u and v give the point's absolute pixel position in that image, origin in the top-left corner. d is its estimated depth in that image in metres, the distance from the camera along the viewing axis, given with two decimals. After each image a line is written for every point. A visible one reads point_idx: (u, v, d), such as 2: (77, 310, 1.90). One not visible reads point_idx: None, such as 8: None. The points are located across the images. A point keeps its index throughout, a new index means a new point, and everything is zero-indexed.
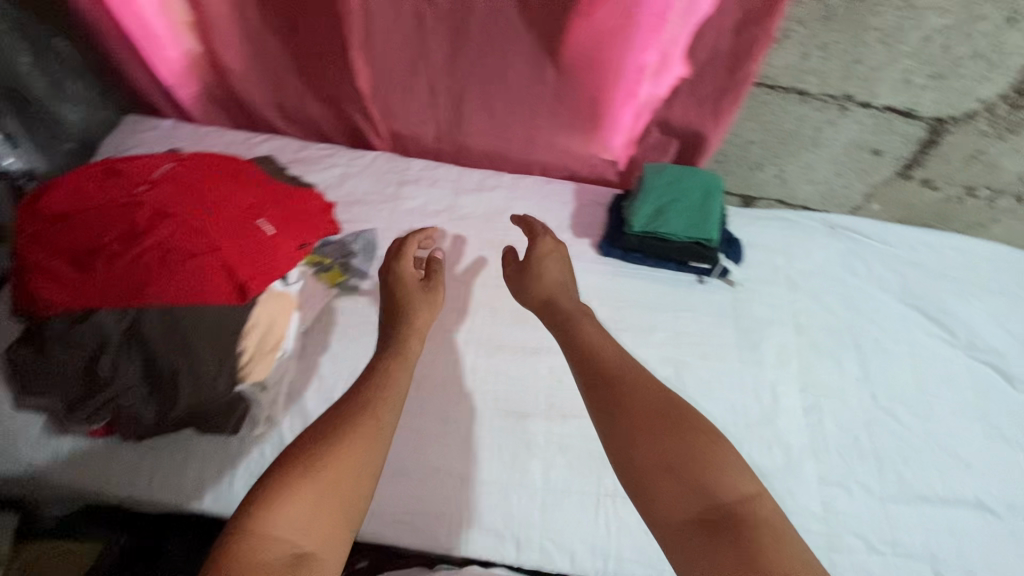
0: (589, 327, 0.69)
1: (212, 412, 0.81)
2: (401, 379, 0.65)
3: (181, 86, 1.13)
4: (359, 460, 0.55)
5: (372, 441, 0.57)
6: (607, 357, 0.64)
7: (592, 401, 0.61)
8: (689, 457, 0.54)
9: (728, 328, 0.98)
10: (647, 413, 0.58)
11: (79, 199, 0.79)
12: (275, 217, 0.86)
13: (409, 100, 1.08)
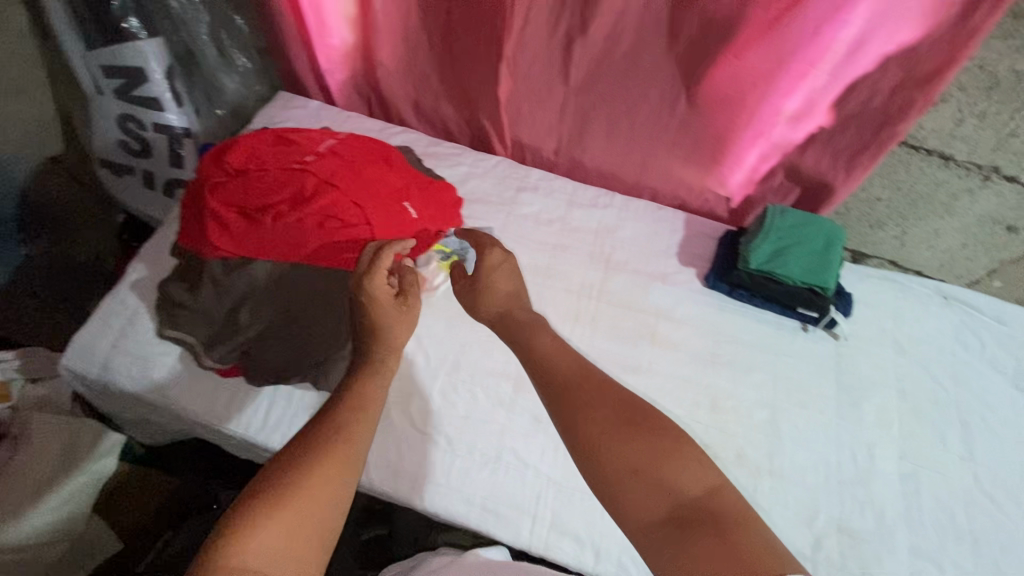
0: (543, 335, 0.69)
1: (330, 373, 0.88)
2: (373, 392, 0.63)
3: (335, 72, 1.26)
4: (336, 485, 0.52)
5: (344, 465, 0.54)
6: (557, 370, 0.63)
7: (554, 410, 0.60)
8: (647, 453, 0.54)
9: (829, 381, 1.01)
10: (607, 414, 0.57)
11: (251, 156, 0.89)
12: (418, 202, 0.94)
13: (538, 113, 1.20)
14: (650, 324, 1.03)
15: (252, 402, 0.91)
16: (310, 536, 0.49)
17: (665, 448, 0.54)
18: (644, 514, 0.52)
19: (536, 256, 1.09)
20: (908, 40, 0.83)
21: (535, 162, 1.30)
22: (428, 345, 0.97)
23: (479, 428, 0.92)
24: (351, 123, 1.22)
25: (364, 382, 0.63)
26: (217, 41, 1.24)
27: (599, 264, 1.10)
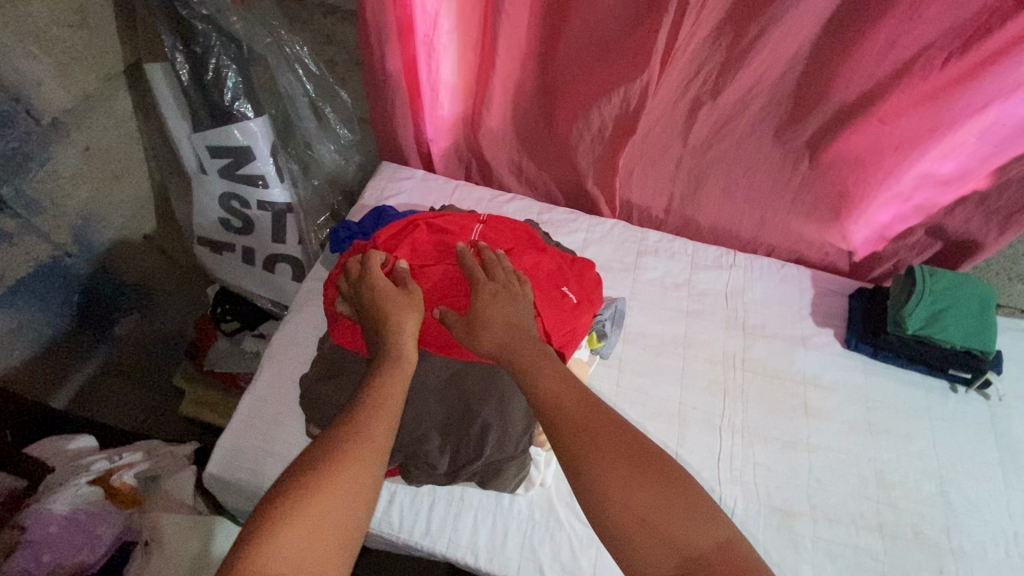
0: (544, 376, 0.71)
1: (504, 473, 0.85)
2: (395, 389, 0.71)
3: (438, 139, 1.24)
4: (363, 481, 0.60)
5: (370, 459, 0.62)
6: (560, 404, 0.67)
7: (563, 459, 0.63)
8: (653, 499, 0.58)
9: (990, 445, 0.98)
10: (620, 463, 0.61)
11: (410, 253, 0.91)
12: (574, 284, 0.90)
13: (653, 175, 1.17)
14: (799, 393, 1.01)
15: (413, 503, 0.88)
16: (339, 522, 0.56)
17: (664, 496, 0.59)
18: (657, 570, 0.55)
19: (672, 326, 1.07)
20: None
21: (642, 220, 1.27)
22: None
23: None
24: (460, 192, 1.21)
25: (386, 379, 0.72)
26: (317, 111, 1.24)
27: (734, 331, 1.07)
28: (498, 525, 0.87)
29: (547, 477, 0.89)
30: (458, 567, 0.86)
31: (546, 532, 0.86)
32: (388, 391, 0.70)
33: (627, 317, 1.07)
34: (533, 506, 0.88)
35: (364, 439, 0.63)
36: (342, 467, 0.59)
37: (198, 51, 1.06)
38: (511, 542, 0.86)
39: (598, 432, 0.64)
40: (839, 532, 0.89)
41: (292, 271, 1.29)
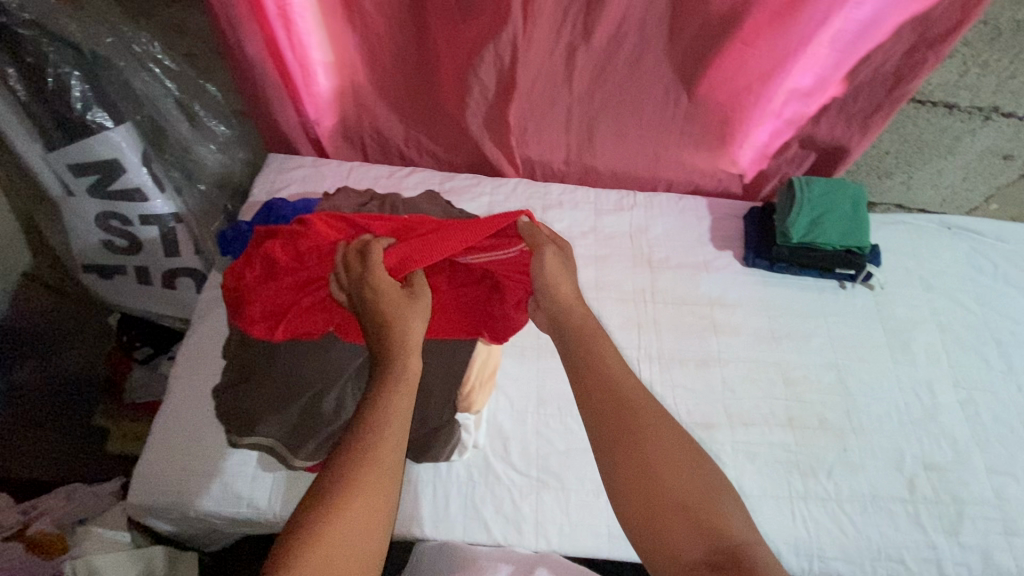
0: (608, 351, 0.64)
1: (436, 444, 0.87)
2: (397, 409, 0.57)
3: (323, 119, 1.20)
4: (366, 534, 0.51)
5: (372, 509, 0.52)
6: (618, 380, 0.61)
7: (601, 431, 0.59)
8: (698, 485, 0.56)
9: (878, 330, 1.08)
10: (666, 451, 0.57)
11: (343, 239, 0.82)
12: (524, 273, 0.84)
13: (546, 129, 1.18)
14: (707, 314, 1.07)
15: None
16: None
17: (704, 484, 0.56)
18: (680, 553, 0.53)
19: (583, 273, 1.10)
20: (921, 9, 0.89)
21: (546, 175, 1.28)
22: (506, 387, 0.97)
23: (582, 457, 0.92)
24: (355, 174, 1.18)
25: (386, 402, 0.58)
26: (186, 109, 1.17)
27: (642, 267, 1.12)
28: (438, 494, 0.88)
29: (479, 437, 0.90)
30: (407, 540, 0.87)
31: (486, 490, 0.89)
32: (389, 415, 0.57)
33: None
34: (470, 469, 0.90)
35: (364, 488, 0.52)
36: (340, 528, 0.50)
37: (30, 61, 0.95)
38: (453, 505, 0.87)
39: (648, 415, 0.59)
40: (755, 433, 0.96)
41: (194, 283, 1.24)
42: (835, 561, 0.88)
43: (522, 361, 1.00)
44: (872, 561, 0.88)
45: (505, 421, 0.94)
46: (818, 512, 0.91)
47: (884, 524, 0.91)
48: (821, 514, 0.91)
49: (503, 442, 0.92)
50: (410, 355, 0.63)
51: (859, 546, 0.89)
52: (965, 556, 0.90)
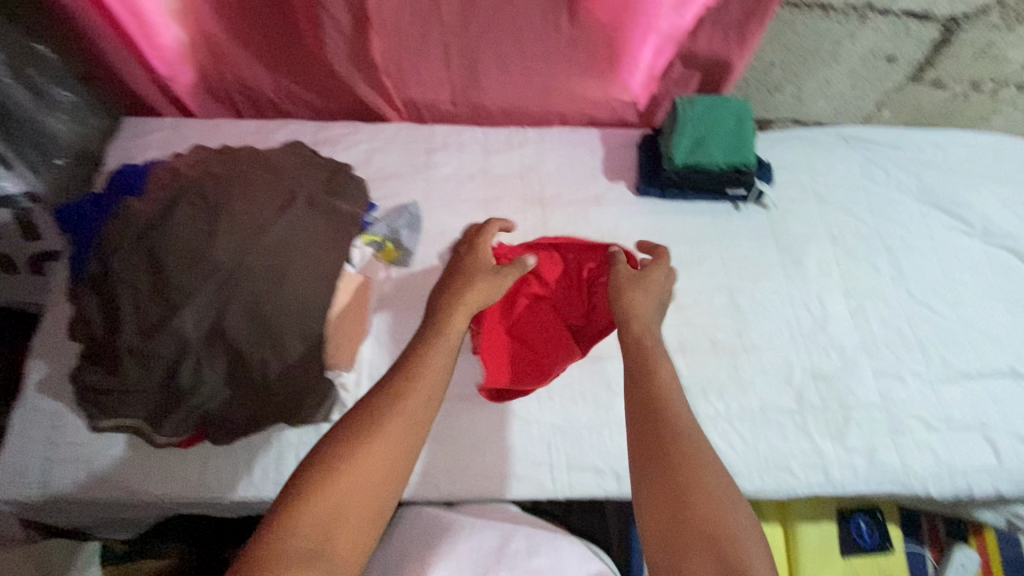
0: (666, 374, 0.70)
1: (304, 402, 0.82)
2: (441, 368, 0.69)
3: (180, 74, 1.11)
4: (395, 453, 0.61)
5: (406, 435, 0.62)
6: (668, 401, 0.66)
7: (643, 446, 0.64)
8: (728, 521, 0.57)
9: (771, 248, 1.07)
10: (696, 472, 0.60)
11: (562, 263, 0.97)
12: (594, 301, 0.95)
13: (423, 67, 1.10)
14: None
15: (230, 462, 0.86)
16: (370, 491, 0.59)
17: (734, 522, 0.57)
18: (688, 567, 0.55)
19: (471, 217, 1.04)
20: None
21: (435, 118, 1.21)
22: (391, 341, 0.93)
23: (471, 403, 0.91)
24: (220, 133, 1.09)
25: (426, 355, 0.70)
26: (23, 78, 0.98)
27: (533, 205, 1.08)
28: None
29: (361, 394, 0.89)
30: None
31: None
32: (429, 367, 0.69)
33: (424, 220, 1.03)
34: None
35: (401, 416, 0.63)
36: (375, 447, 0.61)
37: None
38: None
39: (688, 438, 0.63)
40: None
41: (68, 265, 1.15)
42: None
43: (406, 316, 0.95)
44: (759, 473, 0.90)
45: None
46: (709, 432, 0.92)
47: (773, 437, 0.92)
48: (710, 433, 0.92)
49: None
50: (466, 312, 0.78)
51: (748, 460, 0.91)
52: (850, 459, 0.92)
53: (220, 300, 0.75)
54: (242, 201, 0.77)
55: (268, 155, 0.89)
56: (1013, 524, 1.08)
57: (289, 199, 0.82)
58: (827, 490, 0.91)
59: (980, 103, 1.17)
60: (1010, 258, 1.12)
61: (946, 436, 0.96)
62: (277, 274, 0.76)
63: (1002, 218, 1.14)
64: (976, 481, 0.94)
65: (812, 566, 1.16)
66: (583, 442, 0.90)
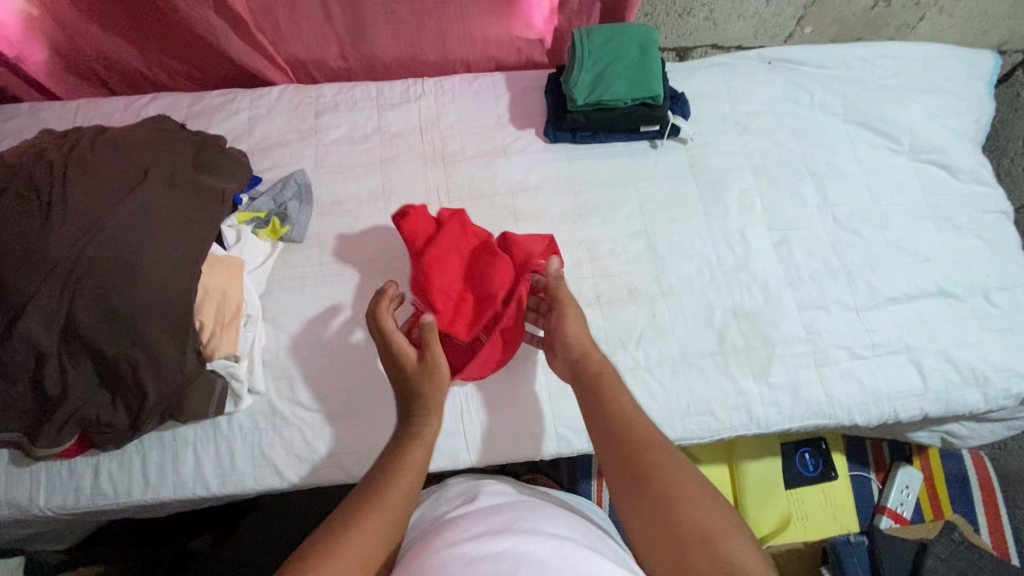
0: (622, 396, 0.70)
1: (188, 398, 0.76)
2: (420, 453, 0.67)
3: (30, 51, 1.00)
4: (385, 540, 0.58)
5: (397, 522, 0.59)
6: (635, 423, 0.66)
7: (625, 474, 0.63)
8: (712, 518, 0.57)
9: (690, 186, 1.01)
10: (681, 482, 0.61)
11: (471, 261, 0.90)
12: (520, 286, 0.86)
13: (300, 21, 1.00)
14: (507, 204, 0.98)
15: (123, 465, 0.81)
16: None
17: (732, 531, 0.57)
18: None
19: (367, 182, 0.97)
20: None
21: (327, 77, 1.11)
22: (287, 323, 0.87)
23: (377, 381, 0.85)
24: (83, 113, 0.99)
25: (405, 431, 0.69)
26: None
27: (435, 161, 1.00)
28: (222, 449, 0.82)
29: (257, 383, 0.82)
30: (202, 500, 0.83)
31: (275, 434, 0.83)
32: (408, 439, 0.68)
33: (316, 190, 0.96)
34: (254, 417, 0.83)
35: (386, 500, 0.60)
36: (365, 531, 0.57)
37: None
38: (239, 458, 0.82)
39: (663, 452, 0.63)
40: None
41: None
42: None
43: (302, 294, 0.89)
44: (681, 419, 0.88)
45: (290, 360, 0.86)
46: (628, 383, 0.89)
47: (695, 381, 0.90)
48: (630, 384, 0.89)
49: (289, 380, 0.85)
50: (435, 411, 0.72)
51: (669, 408, 0.88)
52: (774, 397, 0.90)
53: (67, 299, 0.68)
54: (81, 189, 0.71)
55: (117, 133, 0.80)
56: (947, 441, 1.08)
57: (141, 179, 0.75)
58: (751, 429, 0.90)
59: (904, 10, 1.10)
60: (939, 172, 1.07)
61: (872, 364, 0.93)
62: (128, 264, 0.70)
63: (930, 131, 1.09)
64: (901, 405, 0.92)
65: (757, 501, 1.16)
66: (498, 408, 0.87)
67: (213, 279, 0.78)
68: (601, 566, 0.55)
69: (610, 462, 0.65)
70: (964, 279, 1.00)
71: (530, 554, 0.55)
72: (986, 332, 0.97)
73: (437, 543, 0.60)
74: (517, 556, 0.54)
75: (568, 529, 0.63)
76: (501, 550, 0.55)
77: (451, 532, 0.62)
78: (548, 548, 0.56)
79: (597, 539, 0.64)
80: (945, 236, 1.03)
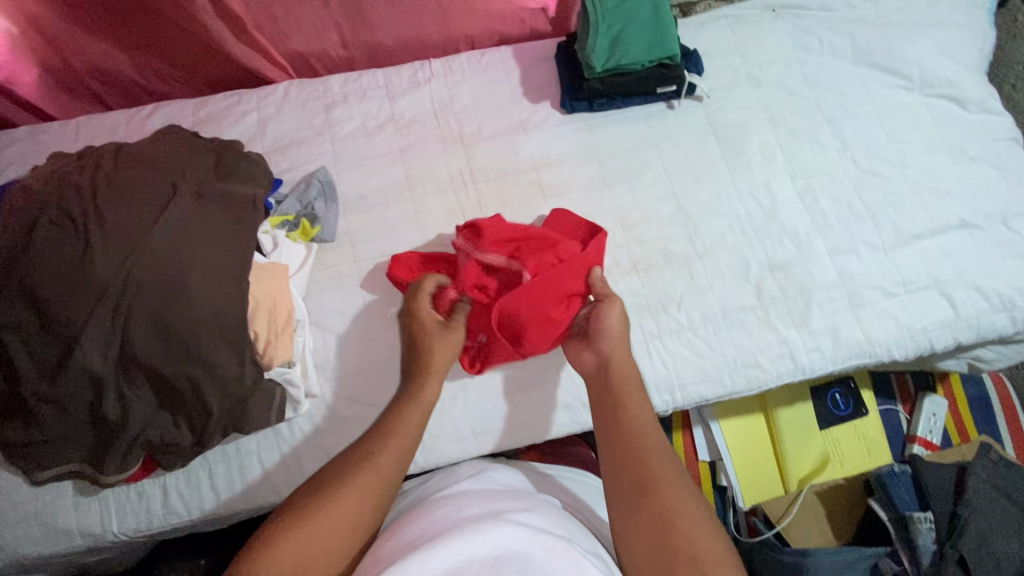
0: (635, 391, 0.73)
1: (251, 408, 0.76)
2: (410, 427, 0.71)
3: (19, 72, 0.95)
4: (364, 506, 0.63)
5: (377, 491, 0.65)
6: (638, 417, 0.70)
7: (618, 456, 0.68)
8: (687, 515, 0.62)
9: (711, 143, 1.01)
10: (669, 477, 0.65)
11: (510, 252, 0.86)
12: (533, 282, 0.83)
13: (298, 12, 0.97)
14: (533, 180, 0.97)
15: (190, 482, 0.81)
16: (332, 542, 0.60)
17: (700, 529, 0.61)
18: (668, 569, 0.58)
19: (389, 173, 0.95)
20: None
21: (329, 68, 1.08)
22: (332, 323, 0.87)
23: None
24: (86, 131, 0.95)
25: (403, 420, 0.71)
26: None
27: (454, 144, 0.98)
28: (286, 455, 0.82)
29: (313, 386, 0.82)
30: (272, 507, 0.84)
31: (337, 435, 0.83)
32: (403, 430, 0.70)
33: (339, 186, 0.94)
34: (313, 420, 0.83)
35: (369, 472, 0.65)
36: (338, 509, 0.62)
37: None
38: (305, 461, 0.82)
39: (658, 450, 0.67)
40: None
41: None
42: (695, 386, 0.90)
43: (341, 293, 0.88)
44: (728, 374, 0.90)
45: (341, 361, 0.85)
46: (674, 345, 0.90)
47: (738, 336, 0.91)
48: (676, 345, 0.91)
49: (342, 380, 0.85)
50: (433, 377, 0.77)
51: (715, 365, 0.90)
52: (816, 342, 0.92)
53: (119, 323, 0.67)
54: (115, 210, 0.69)
55: (135, 148, 0.77)
56: (974, 366, 1.12)
57: (172, 194, 0.73)
58: (796, 376, 0.92)
59: None
60: (950, 105, 1.08)
61: (904, 301, 0.96)
62: (176, 282, 0.69)
63: (939, 65, 1.09)
64: (935, 336, 0.95)
65: (795, 444, 1.20)
66: (551, 385, 0.88)
67: (260, 287, 0.77)
68: (584, 567, 0.57)
69: (605, 442, 0.70)
70: (983, 210, 1.02)
71: (519, 549, 0.56)
72: (1009, 258, 0.99)
73: (420, 527, 0.62)
74: (503, 547, 0.56)
75: (553, 523, 0.64)
76: (488, 535, 0.57)
77: (439, 514, 0.64)
78: (539, 542, 0.57)
79: (577, 535, 0.65)
80: (962, 168, 1.04)
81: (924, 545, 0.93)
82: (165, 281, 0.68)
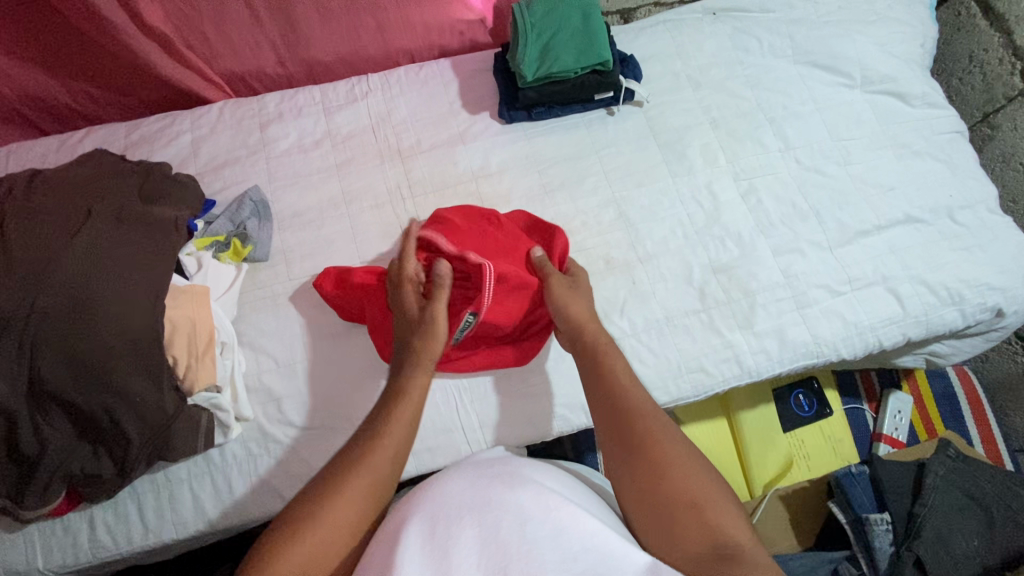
0: (619, 365, 0.70)
1: (175, 435, 0.74)
2: (404, 417, 0.66)
3: None
4: (368, 494, 0.60)
5: (377, 484, 0.61)
6: (630, 392, 0.66)
7: (619, 433, 0.64)
8: (700, 485, 0.58)
9: (652, 148, 1.01)
10: (673, 450, 0.61)
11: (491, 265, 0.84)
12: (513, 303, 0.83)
13: (229, 31, 0.96)
14: (472, 191, 0.96)
15: (118, 514, 0.79)
16: (342, 532, 0.57)
17: (713, 497, 0.58)
18: (688, 543, 0.56)
19: (324, 189, 0.94)
20: None
21: (268, 87, 1.07)
22: (264, 344, 0.85)
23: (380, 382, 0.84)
24: (15, 158, 0.94)
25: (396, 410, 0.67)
26: None
27: (392, 158, 0.97)
28: (218, 481, 0.80)
29: (243, 410, 0.80)
30: (206, 535, 0.81)
31: (270, 458, 0.81)
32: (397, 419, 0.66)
33: (274, 204, 0.93)
34: (245, 445, 0.81)
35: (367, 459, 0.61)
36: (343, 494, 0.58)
37: None
38: (238, 487, 0.80)
39: (656, 422, 0.63)
40: None
41: None
42: None
43: (274, 313, 0.87)
44: (673, 379, 0.89)
45: (274, 382, 0.83)
46: None
47: (682, 341, 0.90)
48: None
49: (275, 401, 0.83)
50: (423, 366, 0.72)
51: (661, 371, 0.89)
52: (762, 344, 0.91)
53: (27, 354, 0.65)
54: (23, 239, 0.68)
55: (52, 173, 0.76)
56: (932, 361, 1.11)
57: (85, 220, 0.72)
58: (743, 379, 0.91)
59: None
60: (893, 102, 1.08)
61: (851, 299, 0.94)
62: (86, 308, 0.67)
63: (880, 61, 1.09)
64: (883, 333, 0.94)
65: (759, 448, 1.17)
66: (492, 399, 0.86)
67: (179, 311, 0.76)
68: (575, 512, 0.55)
69: (603, 419, 0.66)
70: (929, 204, 1.01)
71: (515, 511, 0.54)
72: (956, 251, 0.99)
73: (418, 496, 0.59)
74: (500, 505, 0.54)
75: (563, 487, 0.62)
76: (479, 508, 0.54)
77: (433, 484, 0.60)
78: (537, 499, 0.55)
79: (587, 500, 0.62)
80: (906, 163, 1.04)
81: (881, 547, 0.92)
82: (78, 309, 0.67)
